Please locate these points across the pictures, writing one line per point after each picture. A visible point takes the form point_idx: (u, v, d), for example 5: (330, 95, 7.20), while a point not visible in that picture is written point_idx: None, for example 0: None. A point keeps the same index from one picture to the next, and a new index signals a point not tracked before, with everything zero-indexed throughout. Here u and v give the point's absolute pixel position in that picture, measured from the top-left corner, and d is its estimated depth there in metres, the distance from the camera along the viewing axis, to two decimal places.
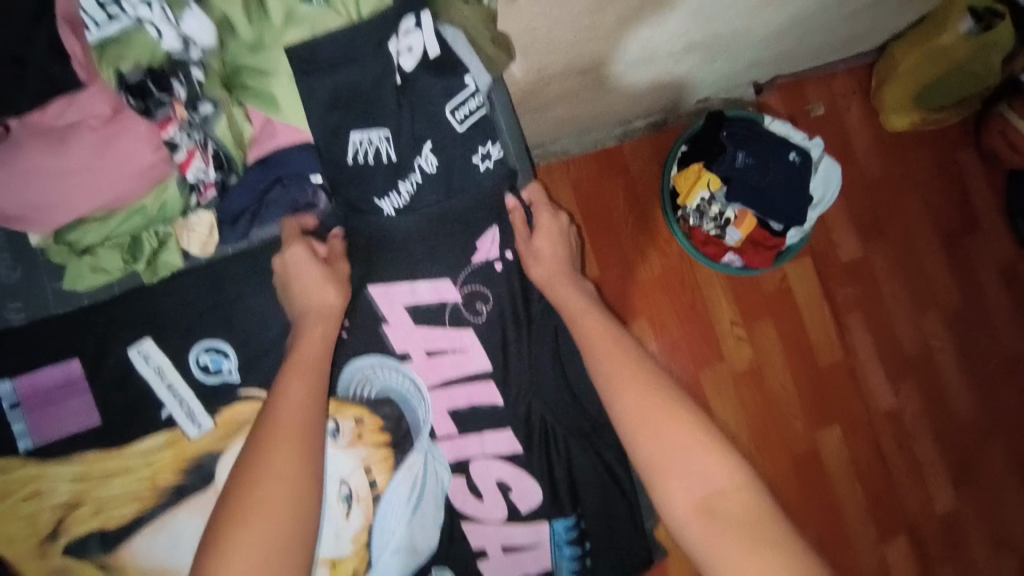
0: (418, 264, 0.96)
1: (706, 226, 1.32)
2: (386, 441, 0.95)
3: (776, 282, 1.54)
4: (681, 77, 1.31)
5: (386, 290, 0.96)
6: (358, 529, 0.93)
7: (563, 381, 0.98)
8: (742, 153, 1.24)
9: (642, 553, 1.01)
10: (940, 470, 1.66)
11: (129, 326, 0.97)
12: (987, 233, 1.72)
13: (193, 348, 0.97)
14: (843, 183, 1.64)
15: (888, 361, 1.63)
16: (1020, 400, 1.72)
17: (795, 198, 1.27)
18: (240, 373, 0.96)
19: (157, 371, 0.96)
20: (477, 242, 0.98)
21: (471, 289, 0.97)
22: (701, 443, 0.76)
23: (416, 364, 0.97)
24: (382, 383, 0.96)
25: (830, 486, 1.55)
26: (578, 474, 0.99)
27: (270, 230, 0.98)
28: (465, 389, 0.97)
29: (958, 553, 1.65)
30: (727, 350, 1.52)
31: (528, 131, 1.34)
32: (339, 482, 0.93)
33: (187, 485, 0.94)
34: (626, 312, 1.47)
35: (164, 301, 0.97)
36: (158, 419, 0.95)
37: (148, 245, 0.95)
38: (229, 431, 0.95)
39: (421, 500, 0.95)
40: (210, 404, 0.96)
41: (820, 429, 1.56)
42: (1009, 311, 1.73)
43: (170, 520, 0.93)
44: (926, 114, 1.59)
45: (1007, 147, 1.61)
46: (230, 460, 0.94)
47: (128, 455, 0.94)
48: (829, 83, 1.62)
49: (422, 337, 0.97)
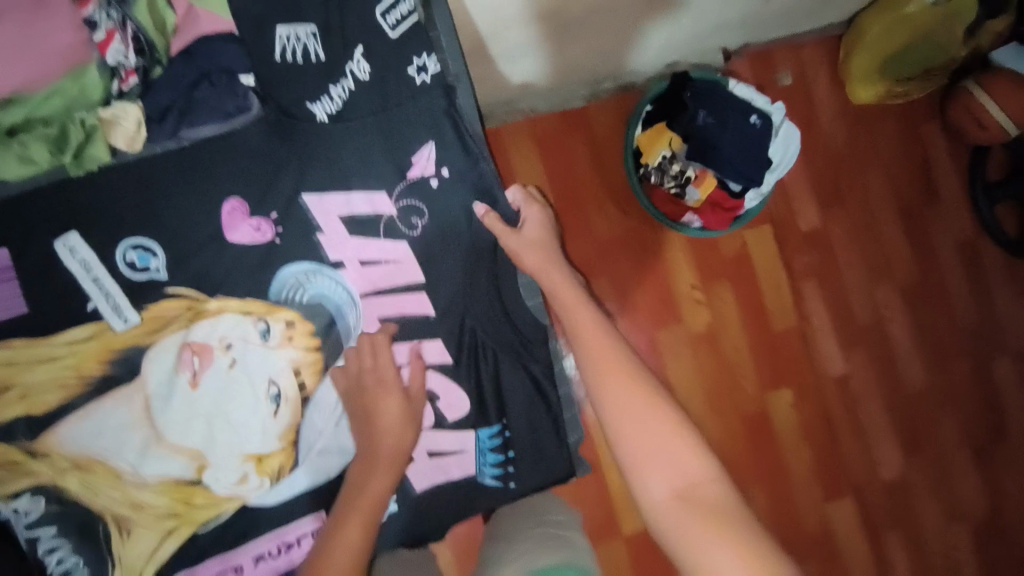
0: (352, 173, 1.02)
1: (667, 185, 1.34)
2: (318, 346, 1.01)
3: (736, 247, 1.57)
4: (648, 32, 1.30)
5: (320, 199, 1.01)
6: (285, 426, 1.00)
7: (495, 298, 1.12)
8: (703, 111, 1.28)
9: (563, 464, 1.17)
10: (888, 436, 1.72)
11: (51, 219, 0.92)
12: (944, 212, 1.78)
13: (119, 246, 0.94)
14: (806, 152, 1.68)
15: (841, 328, 1.68)
16: (968, 371, 1.80)
17: (753, 159, 1.30)
18: (167, 271, 0.95)
19: (83, 264, 0.93)
20: (412, 158, 1.05)
21: (408, 204, 1.05)
22: (638, 383, 0.84)
23: (349, 273, 1.04)
24: (315, 290, 1.01)
25: (777, 446, 1.61)
26: (505, 383, 1.13)
27: (203, 130, 0.95)
28: (396, 298, 1.06)
29: (901, 514, 1.72)
30: (685, 313, 1.55)
31: (495, 88, 1.31)
32: (269, 382, 0.99)
33: (114, 375, 0.93)
34: (587, 270, 1.50)
35: (92, 196, 0.93)
36: (84, 311, 0.93)
37: (74, 136, 0.91)
38: (156, 326, 0.94)
39: (350, 407, 1.03)
40: (136, 300, 0.94)
41: (771, 392, 1.61)
42: (962, 284, 1.80)
43: (95, 408, 0.92)
44: (891, 86, 1.61)
45: (971, 121, 1.64)
46: (156, 353, 0.94)
47: (53, 344, 0.92)
48: (799, 51, 1.66)
49: (356, 246, 1.04)
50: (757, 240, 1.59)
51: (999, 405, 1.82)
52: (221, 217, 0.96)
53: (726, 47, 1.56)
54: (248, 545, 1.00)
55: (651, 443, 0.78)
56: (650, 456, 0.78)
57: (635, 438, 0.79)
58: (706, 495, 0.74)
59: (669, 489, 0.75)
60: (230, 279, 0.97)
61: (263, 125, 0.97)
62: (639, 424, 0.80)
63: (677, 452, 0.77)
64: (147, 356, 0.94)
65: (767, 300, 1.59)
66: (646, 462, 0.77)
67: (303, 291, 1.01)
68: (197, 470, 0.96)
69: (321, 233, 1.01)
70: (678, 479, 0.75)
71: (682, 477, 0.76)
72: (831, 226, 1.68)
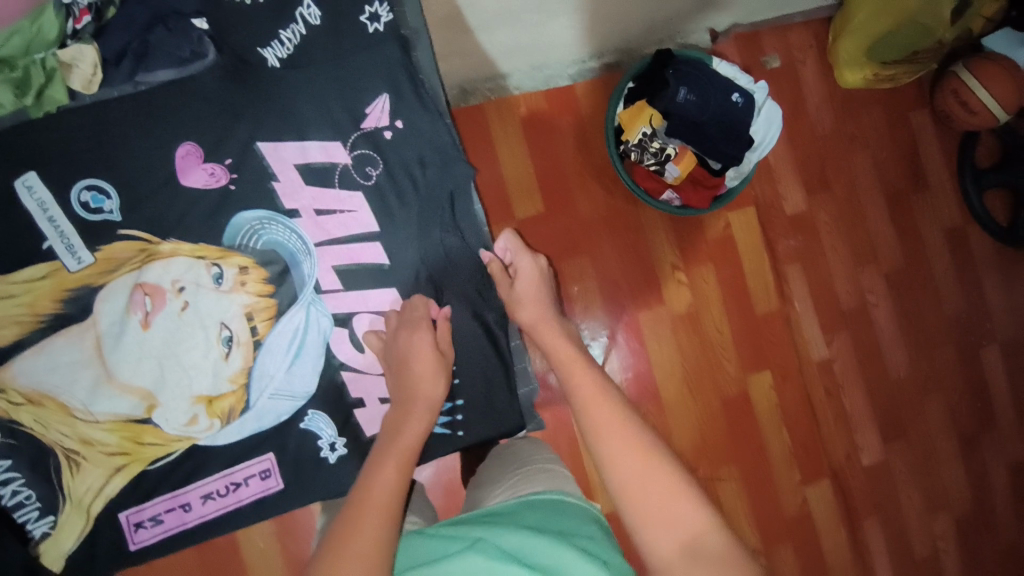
0: (308, 122, 1.05)
1: (647, 161, 1.34)
2: (270, 291, 1.07)
3: (720, 228, 1.57)
4: (629, 9, 1.30)
5: (276, 147, 1.04)
6: (237, 370, 1.06)
7: (453, 246, 1.15)
8: (684, 89, 1.26)
9: (515, 417, 1.17)
10: (870, 422, 1.73)
11: (10, 160, 0.98)
12: (931, 199, 1.77)
13: (74, 186, 1.00)
14: (793, 135, 1.67)
15: (824, 313, 1.68)
16: (953, 359, 1.80)
17: (733, 138, 1.31)
18: (121, 212, 1.01)
19: (40, 204, 0.99)
20: (367, 109, 1.07)
21: (360, 153, 1.08)
22: (637, 435, 0.80)
23: (303, 222, 1.07)
24: (268, 237, 1.06)
25: (757, 428, 1.61)
26: (462, 336, 1.15)
27: (157, 76, 0.99)
28: (351, 247, 1.10)
29: (881, 501, 1.73)
30: (667, 293, 1.56)
31: (474, 64, 1.32)
32: (221, 325, 1.05)
33: (66, 314, 1.00)
34: (568, 248, 1.50)
35: (47, 135, 0.99)
36: (39, 250, 1.00)
37: (34, 78, 0.95)
38: (106, 268, 1.01)
39: (302, 348, 1.08)
40: (90, 240, 1.01)
41: (752, 374, 1.61)
42: (948, 272, 1.79)
43: (47, 345, 1.00)
44: (879, 69, 1.59)
45: (960, 107, 1.62)
46: (105, 295, 1.01)
47: (7, 282, 0.98)
48: (786, 35, 1.65)
49: (313, 196, 1.08)
50: (740, 222, 1.59)
51: (985, 395, 1.82)
52: (175, 161, 1.01)
53: (713, 28, 1.55)
54: (195, 483, 1.07)
55: (650, 494, 0.73)
56: (646, 505, 0.73)
57: (632, 484, 0.74)
58: (710, 549, 0.68)
59: (673, 539, 0.70)
60: (184, 225, 1.03)
61: (218, 72, 1.00)
62: (637, 477, 0.75)
63: (676, 507, 0.72)
64: (97, 297, 1.01)
65: (749, 280, 1.59)
66: (648, 516, 0.72)
67: (257, 237, 1.06)
68: (148, 409, 1.03)
69: (277, 181, 1.05)
70: (671, 527, 0.70)
71: (680, 522, 0.70)
72: (816, 210, 1.68)
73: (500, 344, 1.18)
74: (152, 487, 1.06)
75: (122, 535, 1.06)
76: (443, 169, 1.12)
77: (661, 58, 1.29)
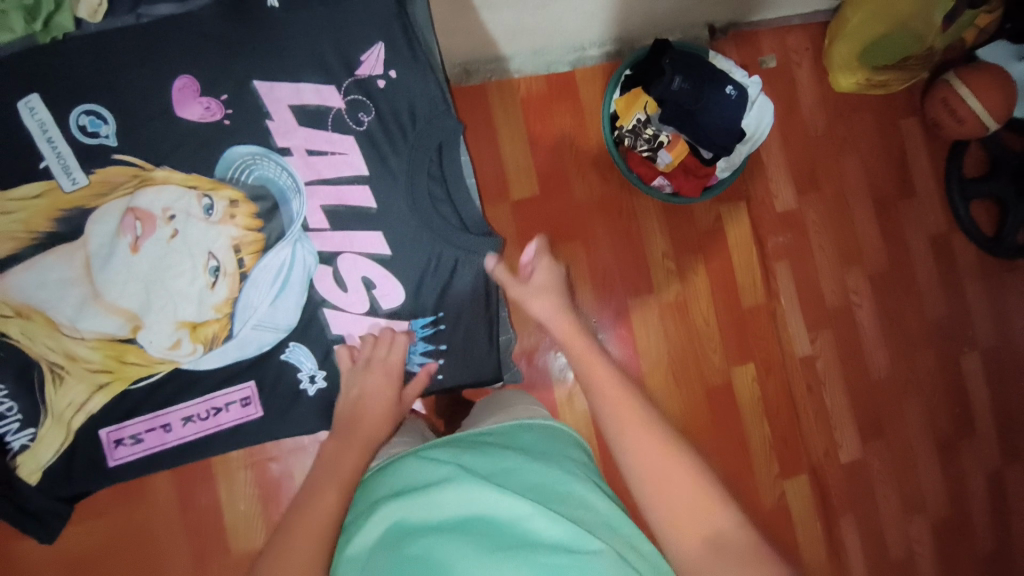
0: (301, 69, 1.06)
1: (640, 147, 1.37)
2: (258, 226, 1.09)
3: (712, 219, 1.60)
4: (635, 4, 1.33)
5: (271, 89, 1.06)
6: (222, 299, 1.09)
7: (444, 194, 1.16)
8: (678, 77, 1.28)
9: (492, 367, 1.22)
10: (850, 421, 1.75)
11: (16, 80, 1.01)
12: (918, 205, 1.81)
13: (73, 111, 1.03)
14: (786, 134, 1.70)
15: (810, 311, 1.71)
16: (934, 365, 1.82)
17: (726, 129, 1.33)
18: (116, 137, 1.04)
19: (40, 124, 1.03)
20: (362, 56, 1.07)
21: (353, 99, 1.09)
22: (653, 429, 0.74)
23: (295, 161, 1.10)
24: (259, 173, 1.09)
25: (738, 419, 1.63)
26: (450, 284, 1.17)
27: (157, 9, 1.01)
28: (339, 188, 1.12)
29: (857, 499, 1.75)
30: (656, 281, 1.58)
31: (479, 43, 1.34)
32: (208, 255, 1.08)
33: (58, 232, 1.04)
34: (562, 229, 1.52)
35: (53, 62, 1.01)
36: (35, 172, 1.03)
37: (46, 5, 0.97)
38: (100, 190, 1.05)
39: (286, 284, 1.11)
40: (86, 162, 1.04)
41: (736, 366, 1.63)
42: (932, 279, 1.82)
43: (37, 262, 1.04)
44: (870, 76, 1.64)
45: (948, 116, 1.64)
46: (98, 215, 1.05)
47: (5, 198, 1.03)
48: (784, 37, 1.69)
49: (305, 136, 1.10)
50: (731, 215, 1.62)
51: (966, 401, 1.85)
52: (171, 93, 1.04)
53: (711, 25, 1.58)
54: (177, 404, 1.11)
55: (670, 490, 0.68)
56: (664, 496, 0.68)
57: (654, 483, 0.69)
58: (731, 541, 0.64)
59: (696, 535, 0.66)
60: (178, 154, 1.06)
61: (216, 8, 1.02)
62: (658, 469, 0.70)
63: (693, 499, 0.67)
64: (91, 218, 1.05)
65: (736, 270, 1.62)
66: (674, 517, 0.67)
67: (248, 171, 1.08)
68: (133, 329, 1.07)
69: (271, 120, 1.08)
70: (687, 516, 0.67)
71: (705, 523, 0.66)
72: (806, 208, 1.71)
73: (489, 293, 1.20)
74: (131, 407, 1.10)
75: (101, 451, 1.10)
76: (431, 122, 1.12)
77: (658, 48, 1.31)
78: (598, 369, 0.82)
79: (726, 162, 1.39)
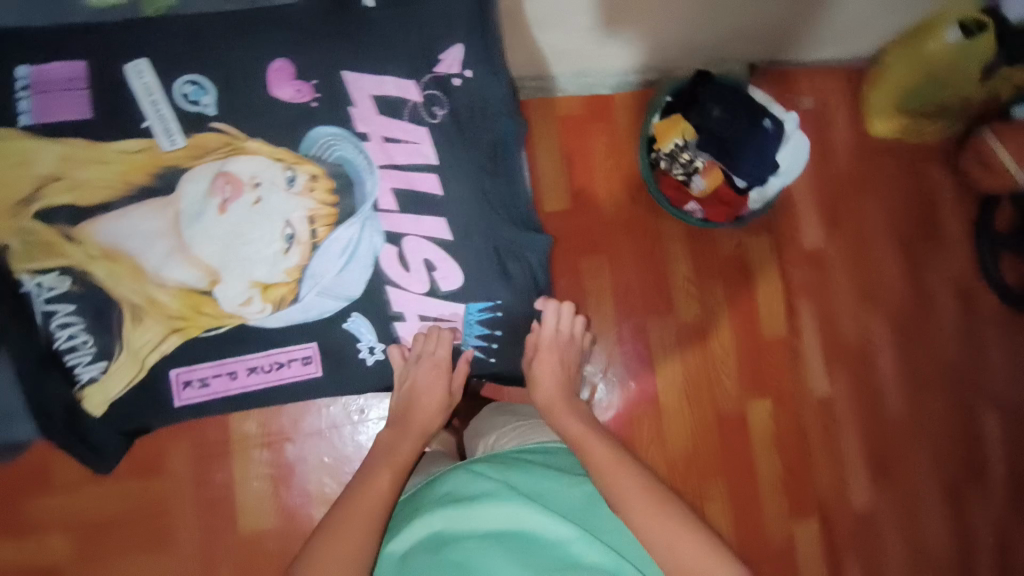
0: (384, 63, 1.13)
1: (675, 171, 1.40)
2: (334, 202, 1.13)
3: (732, 247, 1.62)
4: (674, 38, 1.39)
5: (357, 78, 1.12)
6: (294, 265, 1.12)
7: (512, 183, 1.24)
8: (717, 107, 1.33)
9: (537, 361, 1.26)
10: (861, 465, 1.72)
11: (113, 47, 1.08)
12: (948, 256, 1.80)
13: (177, 80, 1.09)
14: (817, 173, 1.74)
15: (825, 347, 1.71)
16: (951, 416, 1.78)
17: (760, 160, 1.34)
18: (216, 108, 1.10)
19: (145, 86, 1.09)
20: (440, 55, 1.15)
21: (431, 93, 1.15)
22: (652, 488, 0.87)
23: (372, 146, 1.14)
24: (339, 153, 1.13)
25: (749, 447, 1.63)
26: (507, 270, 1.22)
27: None
28: (411, 172, 1.15)
29: (863, 546, 1.71)
30: (676, 302, 1.60)
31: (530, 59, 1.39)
32: (286, 223, 1.11)
33: (157, 187, 1.09)
34: (590, 244, 1.56)
35: (150, 32, 1.09)
36: (114, 127, 1.09)
37: None
38: (195, 153, 1.09)
39: (353, 258, 1.14)
40: (189, 127, 1.10)
41: (751, 401, 1.64)
42: (957, 335, 1.80)
43: (133, 209, 1.09)
44: (909, 121, 1.69)
45: (981, 167, 1.67)
46: (196, 173, 1.09)
47: (108, 149, 1.09)
48: (817, 78, 1.73)
49: (382, 124, 1.14)
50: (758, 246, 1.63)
51: (987, 459, 1.79)
52: (268, 73, 1.11)
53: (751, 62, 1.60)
54: (245, 355, 1.15)
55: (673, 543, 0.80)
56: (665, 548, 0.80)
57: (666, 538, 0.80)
58: None
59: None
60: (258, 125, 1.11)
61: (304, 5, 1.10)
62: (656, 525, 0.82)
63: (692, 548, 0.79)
64: (186, 176, 1.09)
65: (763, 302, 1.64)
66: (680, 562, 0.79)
67: (331, 150, 1.13)
68: (211, 282, 1.10)
69: (353, 106, 1.13)
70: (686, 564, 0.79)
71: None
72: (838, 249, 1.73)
73: (539, 284, 1.26)
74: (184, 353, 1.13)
75: (170, 391, 1.15)
76: (495, 118, 1.21)
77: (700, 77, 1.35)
78: (626, 480, 0.87)
79: (758, 195, 1.39)
